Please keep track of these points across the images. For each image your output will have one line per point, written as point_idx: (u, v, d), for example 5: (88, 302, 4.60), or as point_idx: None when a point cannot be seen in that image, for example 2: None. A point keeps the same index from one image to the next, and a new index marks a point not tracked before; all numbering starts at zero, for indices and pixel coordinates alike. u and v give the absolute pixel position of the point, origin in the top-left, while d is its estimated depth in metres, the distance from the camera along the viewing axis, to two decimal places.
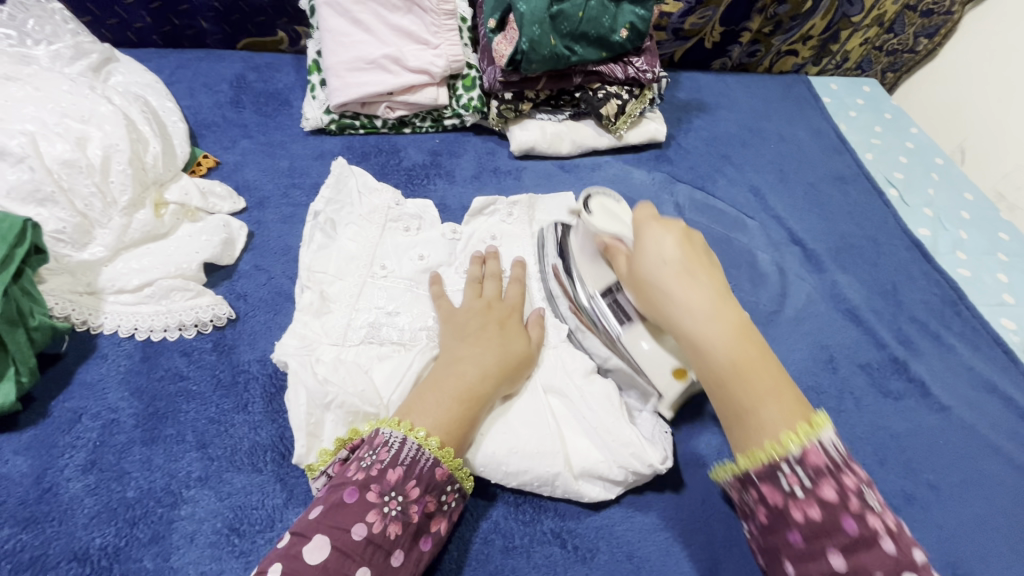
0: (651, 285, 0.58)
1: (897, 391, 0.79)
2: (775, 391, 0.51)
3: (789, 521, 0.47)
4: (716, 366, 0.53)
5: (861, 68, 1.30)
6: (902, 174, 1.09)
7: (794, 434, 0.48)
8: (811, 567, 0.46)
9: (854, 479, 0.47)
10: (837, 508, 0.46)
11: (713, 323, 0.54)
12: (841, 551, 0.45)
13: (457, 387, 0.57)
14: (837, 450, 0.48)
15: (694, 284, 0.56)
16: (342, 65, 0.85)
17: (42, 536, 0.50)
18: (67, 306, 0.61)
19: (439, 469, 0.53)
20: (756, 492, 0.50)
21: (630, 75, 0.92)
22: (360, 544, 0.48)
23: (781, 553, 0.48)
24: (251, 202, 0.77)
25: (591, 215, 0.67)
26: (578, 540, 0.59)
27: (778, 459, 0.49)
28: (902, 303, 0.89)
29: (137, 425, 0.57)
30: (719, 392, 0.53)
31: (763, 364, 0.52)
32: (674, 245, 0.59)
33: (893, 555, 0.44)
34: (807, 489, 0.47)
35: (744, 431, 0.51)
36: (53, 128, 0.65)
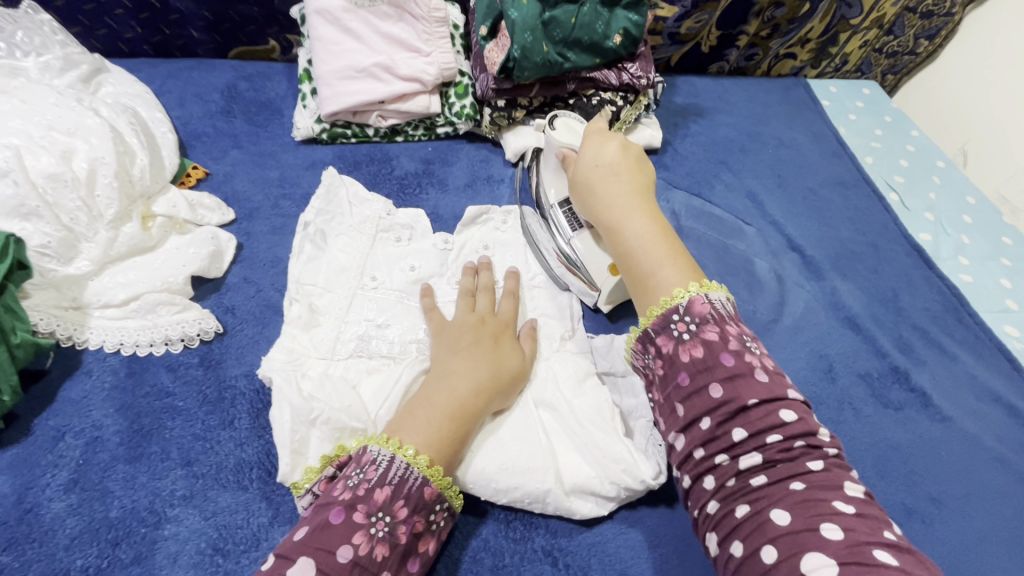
0: (584, 185, 0.68)
1: (898, 401, 0.77)
2: (673, 260, 0.58)
3: (680, 365, 0.51)
4: (628, 246, 0.61)
5: (861, 70, 1.28)
6: (902, 178, 1.07)
7: (684, 289, 0.54)
8: (695, 406, 0.49)
9: (735, 329, 0.52)
10: (717, 347, 0.51)
11: (630, 212, 0.62)
12: (722, 385, 0.49)
13: (448, 403, 0.56)
14: (723, 305, 0.53)
15: (618, 184, 0.65)
16: (333, 74, 0.84)
17: (23, 558, 0.49)
18: (52, 321, 0.60)
19: (427, 488, 0.52)
20: (653, 348, 0.54)
21: (625, 81, 0.91)
22: (346, 567, 0.47)
23: (672, 403, 0.51)
24: (241, 213, 0.76)
25: (552, 129, 0.75)
26: (570, 558, 0.58)
27: (670, 309, 0.54)
28: (903, 310, 0.88)
29: (121, 443, 0.56)
30: (629, 266, 0.61)
31: (668, 244, 0.60)
32: (609, 152, 0.68)
33: (767, 388, 0.49)
34: (693, 333, 0.52)
35: (645, 294, 0.57)
36: (39, 141, 0.64)
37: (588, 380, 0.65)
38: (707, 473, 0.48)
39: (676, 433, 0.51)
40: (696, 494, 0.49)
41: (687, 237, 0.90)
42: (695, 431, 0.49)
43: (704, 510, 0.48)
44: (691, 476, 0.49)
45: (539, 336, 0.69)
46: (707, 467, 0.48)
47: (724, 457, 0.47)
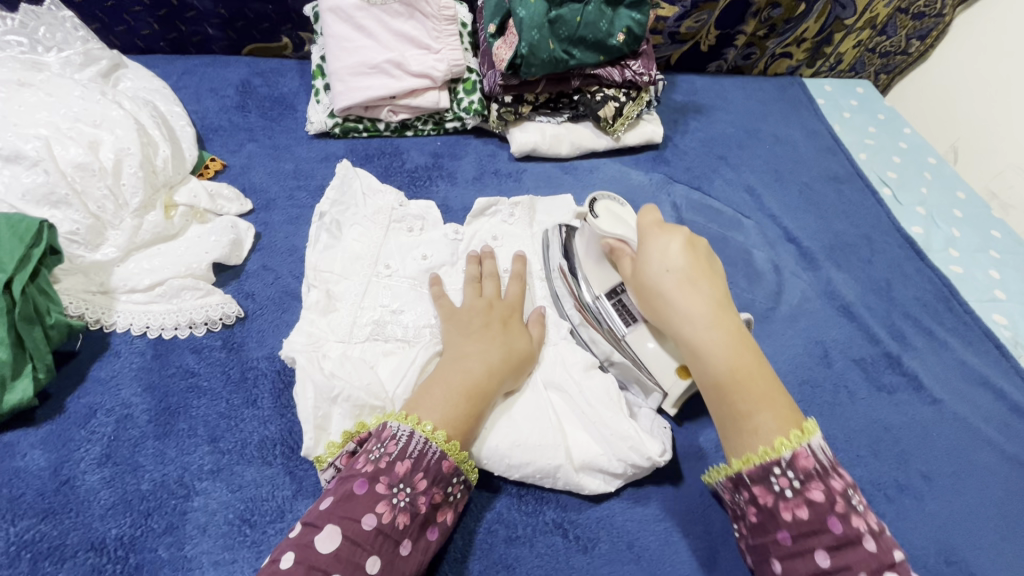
0: (654, 294, 0.62)
1: (890, 384, 0.80)
2: (770, 399, 0.54)
3: (779, 522, 0.50)
4: (713, 375, 0.56)
5: (855, 70, 1.32)
6: (895, 174, 1.11)
7: (786, 440, 0.51)
8: (796, 566, 0.49)
9: (840, 482, 0.50)
10: (824, 509, 0.49)
11: (712, 335, 0.57)
12: (827, 552, 0.48)
13: (463, 382, 0.59)
14: (823, 454, 0.51)
15: (695, 295, 0.59)
16: (346, 70, 0.87)
17: (60, 527, 0.52)
18: (81, 305, 0.62)
19: (446, 461, 0.55)
20: (747, 493, 0.53)
21: (628, 78, 0.93)
22: (370, 533, 0.49)
23: (768, 555, 0.51)
24: (258, 204, 0.79)
25: (598, 219, 0.69)
26: (579, 530, 0.61)
27: (771, 463, 0.51)
28: (896, 299, 0.91)
29: (150, 420, 0.59)
30: (716, 397, 0.56)
31: (757, 372, 0.56)
32: (678, 254, 0.62)
33: (878, 555, 0.47)
34: (797, 491, 0.50)
35: (739, 435, 0.54)
36: (66, 132, 0.67)
37: (594, 363, 0.68)
38: None
39: None
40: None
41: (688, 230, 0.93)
42: None
43: None
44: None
45: (547, 323, 0.71)
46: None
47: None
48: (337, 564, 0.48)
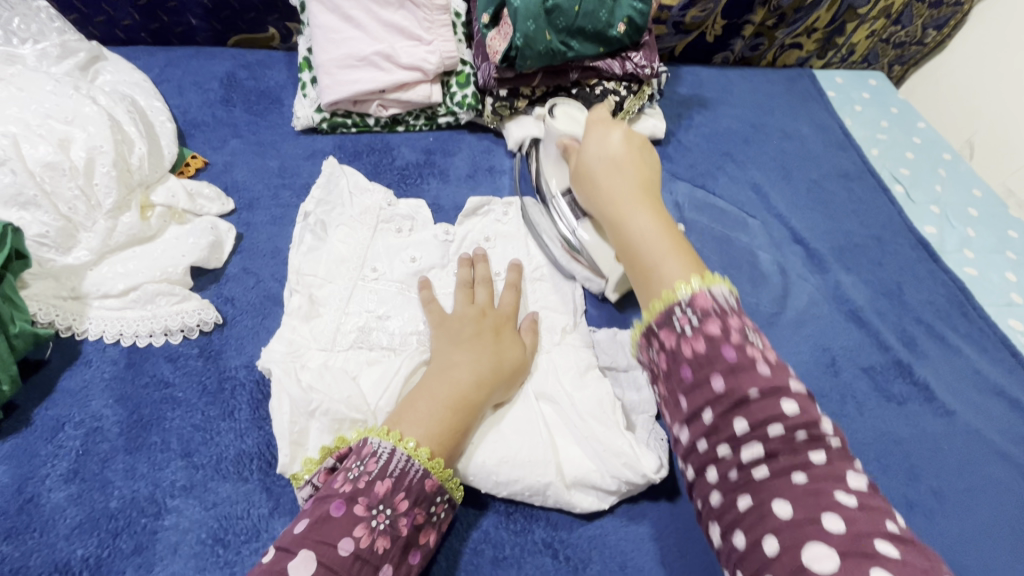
0: (588, 179, 0.65)
1: (901, 394, 0.77)
2: (676, 253, 0.53)
3: (681, 361, 0.47)
4: (630, 240, 0.57)
5: (867, 61, 1.27)
6: (908, 170, 1.06)
7: (685, 282, 0.49)
8: (697, 402, 0.46)
9: (737, 320, 0.47)
10: (719, 341, 0.46)
11: (631, 204, 0.59)
12: (723, 379, 0.45)
13: (449, 394, 0.56)
14: (725, 297, 0.48)
15: (622, 176, 0.62)
16: (333, 62, 0.83)
17: (22, 548, 0.49)
18: (51, 312, 0.60)
19: (428, 480, 0.52)
20: (655, 343, 0.49)
21: (629, 70, 0.89)
22: (347, 559, 0.47)
23: (673, 397, 0.48)
24: (240, 203, 0.76)
25: (552, 121, 0.76)
26: (570, 550, 0.58)
27: (670, 305, 0.49)
28: (907, 303, 0.87)
29: (121, 433, 0.56)
30: (633, 261, 0.56)
31: (672, 237, 0.56)
32: (613, 145, 0.66)
33: (772, 380, 0.45)
34: (695, 327, 0.47)
35: (647, 289, 0.53)
36: (36, 130, 0.64)
37: (589, 373, 0.65)
38: (711, 472, 0.45)
39: (679, 428, 0.47)
40: (700, 486, 0.46)
41: (690, 229, 0.89)
42: (698, 428, 0.46)
43: (707, 502, 0.46)
44: (695, 468, 0.47)
45: (540, 328, 0.68)
46: (710, 460, 0.45)
47: (727, 452, 0.44)
48: None
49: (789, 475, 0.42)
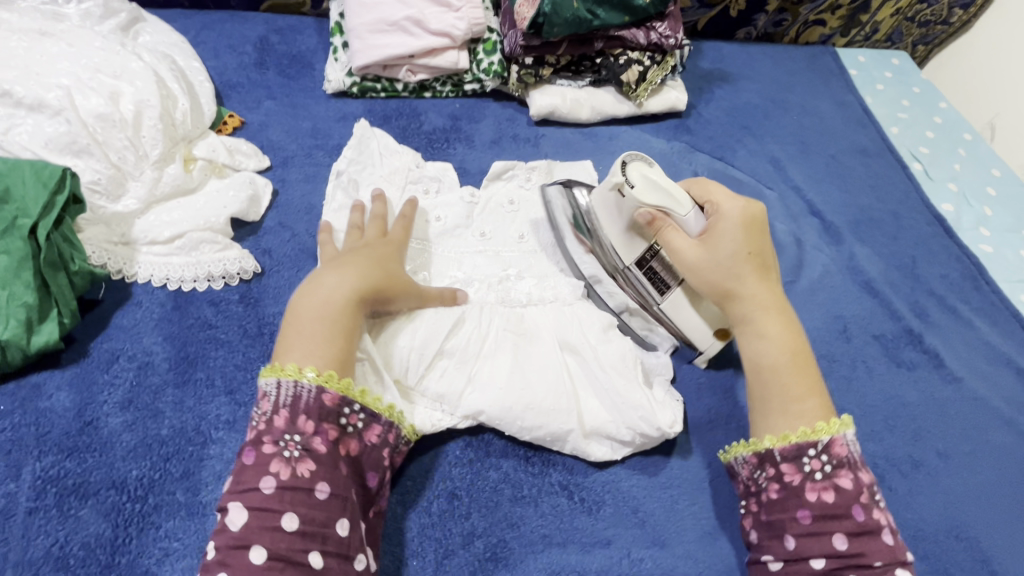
0: (723, 276, 0.63)
1: (909, 361, 0.79)
2: (815, 389, 0.59)
3: (804, 503, 0.54)
4: (771, 359, 0.60)
5: (891, 40, 1.26)
6: (927, 149, 1.07)
7: (828, 425, 0.56)
8: (811, 547, 0.53)
9: (867, 477, 0.55)
10: (849, 496, 0.54)
11: (776, 321, 0.62)
12: (846, 537, 0.52)
13: (318, 310, 0.57)
14: (857, 451, 0.56)
15: (765, 286, 0.64)
16: (364, 27, 0.85)
17: (84, 465, 0.53)
18: (104, 255, 0.63)
19: (326, 395, 0.53)
20: (773, 470, 0.57)
21: (653, 40, 0.91)
22: (273, 492, 0.49)
23: (782, 532, 0.54)
24: (276, 161, 0.79)
25: (633, 187, 0.66)
26: (584, 492, 0.61)
27: (807, 444, 0.56)
28: (920, 277, 0.89)
29: (170, 368, 0.60)
30: (765, 375, 0.60)
31: (809, 365, 0.61)
32: (748, 242, 0.65)
33: (891, 550, 0.52)
34: (826, 475, 0.55)
35: (781, 412, 0.58)
36: (87, 82, 0.67)
37: (610, 330, 0.67)
38: None
39: (776, 556, 0.54)
40: None
41: None
42: (803, 565, 0.53)
43: None
44: None
45: (559, 287, 0.70)
46: None
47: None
48: (253, 534, 0.48)
49: None
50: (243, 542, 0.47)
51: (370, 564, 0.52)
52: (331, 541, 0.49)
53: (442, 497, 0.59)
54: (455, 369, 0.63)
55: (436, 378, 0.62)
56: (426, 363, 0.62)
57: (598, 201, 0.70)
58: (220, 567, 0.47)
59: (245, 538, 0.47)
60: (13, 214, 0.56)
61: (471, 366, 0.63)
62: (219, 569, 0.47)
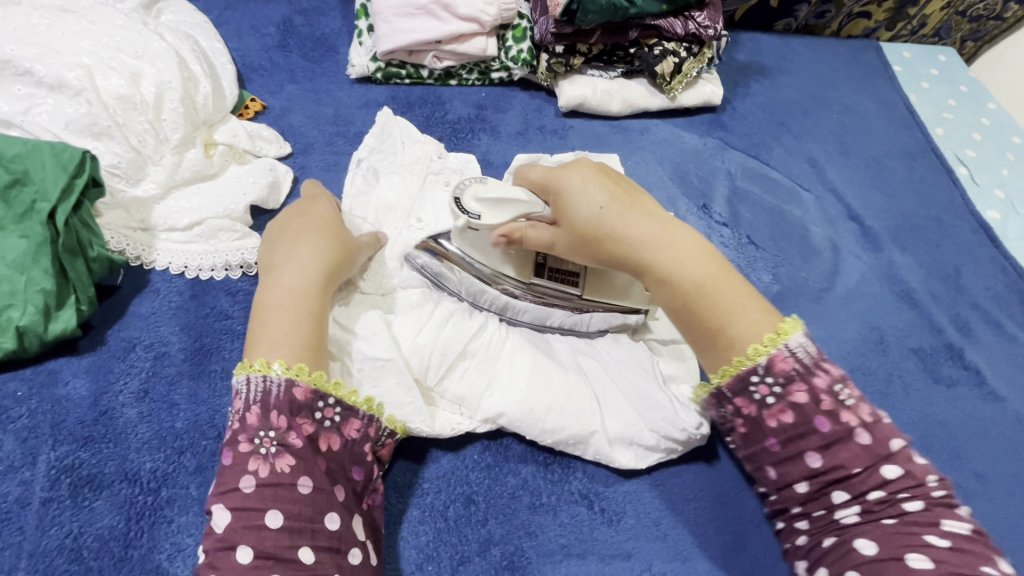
0: (595, 238, 0.56)
1: (950, 377, 0.75)
2: (740, 305, 0.53)
3: (767, 432, 0.51)
4: (679, 297, 0.54)
5: (938, 35, 1.20)
6: (974, 152, 1.02)
7: (761, 345, 0.51)
8: (789, 473, 0.50)
9: (824, 379, 0.50)
10: (808, 409, 0.49)
11: (671, 252, 0.55)
12: (819, 453, 0.49)
13: (283, 299, 0.55)
14: (805, 351, 0.50)
15: (643, 221, 0.56)
16: (391, 10, 0.83)
17: (99, 455, 0.53)
18: (123, 241, 0.62)
19: (296, 389, 0.52)
20: (729, 406, 0.52)
21: (691, 31, 0.87)
22: (254, 492, 0.48)
23: (760, 464, 0.52)
24: (297, 147, 0.77)
25: (479, 218, 0.57)
26: (605, 502, 0.59)
27: (748, 371, 0.51)
28: (963, 288, 0.84)
29: (186, 359, 0.59)
30: (689, 315, 0.54)
31: (721, 279, 0.55)
32: (598, 191, 0.58)
33: (871, 448, 0.48)
34: (779, 395, 0.50)
35: (716, 350, 0.53)
36: (108, 62, 0.65)
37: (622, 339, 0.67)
38: (800, 526, 0.50)
39: (766, 488, 0.52)
40: (788, 535, 0.52)
41: (741, 199, 0.87)
42: (790, 494, 0.50)
43: (793, 544, 0.51)
44: (783, 522, 0.52)
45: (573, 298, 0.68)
46: (800, 517, 0.50)
47: (822, 513, 0.49)
48: (235, 535, 0.46)
49: (881, 522, 0.47)
50: (229, 543, 0.46)
51: (370, 557, 0.51)
52: (320, 536, 0.48)
53: (459, 502, 0.57)
54: (476, 371, 0.61)
55: (458, 380, 0.61)
56: (447, 364, 0.60)
57: (462, 243, 0.62)
58: (210, 569, 0.46)
59: (226, 539, 0.46)
60: (32, 198, 0.56)
61: (493, 368, 0.61)
62: (209, 572, 0.46)
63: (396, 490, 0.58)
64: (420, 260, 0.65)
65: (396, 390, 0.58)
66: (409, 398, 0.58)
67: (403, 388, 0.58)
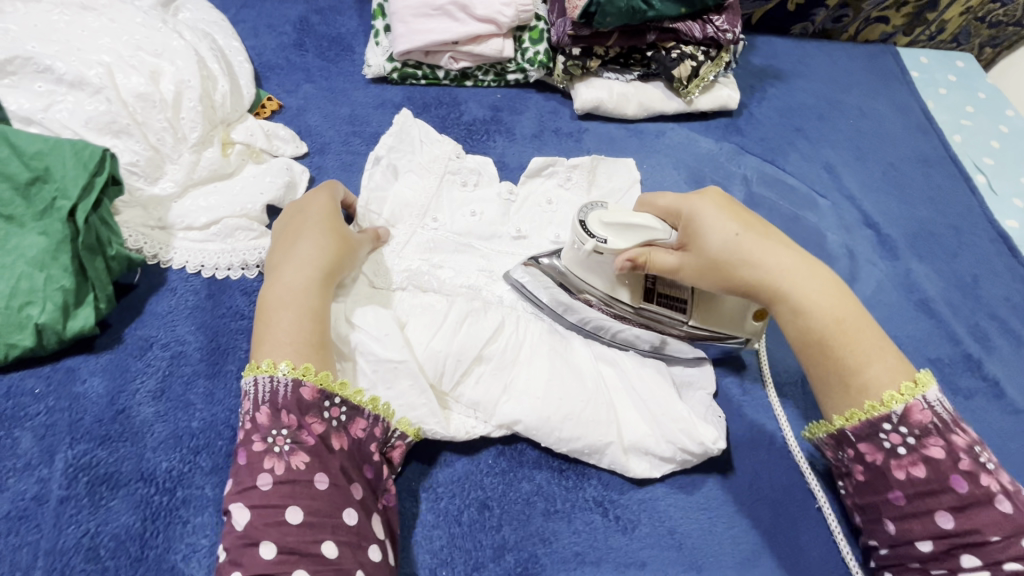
0: (726, 266, 0.57)
1: (968, 389, 0.74)
2: (877, 350, 0.53)
3: (894, 482, 0.51)
4: (814, 334, 0.55)
5: (957, 41, 1.18)
6: (992, 160, 1.00)
7: (897, 393, 0.51)
8: (913, 528, 0.50)
9: (964, 439, 0.50)
10: (944, 465, 0.49)
11: (807, 289, 0.55)
12: (951, 513, 0.48)
13: (290, 300, 0.55)
14: (942, 405, 0.51)
15: (778, 255, 0.57)
16: (408, 10, 0.82)
17: (116, 454, 0.53)
18: (141, 239, 0.62)
19: (303, 388, 0.52)
20: (852, 452, 0.54)
21: (709, 34, 0.86)
22: (271, 489, 0.48)
23: (881, 515, 0.52)
24: (313, 147, 0.77)
25: (606, 241, 0.58)
26: (620, 510, 0.59)
27: (880, 418, 0.52)
28: (981, 298, 0.83)
29: (202, 358, 0.59)
30: (819, 353, 0.55)
31: (859, 321, 0.55)
32: (734, 219, 0.58)
33: (1012, 518, 0.47)
34: (911, 447, 0.50)
35: (847, 389, 0.54)
36: (128, 60, 0.66)
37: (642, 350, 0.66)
38: None
39: (883, 540, 0.52)
40: None
41: (757, 205, 0.86)
42: (910, 550, 0.50)
43: None
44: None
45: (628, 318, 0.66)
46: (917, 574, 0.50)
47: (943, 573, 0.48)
48: (258, 531, 0.46)
49: None
50: (251, 540, 0.46)
51: (387, 556, 0.51)
52: (341, 531, 0.48)
53: (473, 507, 0.57)
54: (491, 376, 0.61)
55: (473, 385, 0.60)
56: (462, 369, 0.60)
57: (572, 262, 0.63)
58: (233, 566, 0.45)
59: (250, 535, 0.46)
60: (52, 195, 0.56)
61: (509, 373, 0.61)
62: (233, 569, 0.45)
63: (411, 494, 0.57)
64: (520, 278, 0.67)
65: (409, 392, 0.58)
66: (423, 401, 0.58)
67: (416, 390, 0.58)
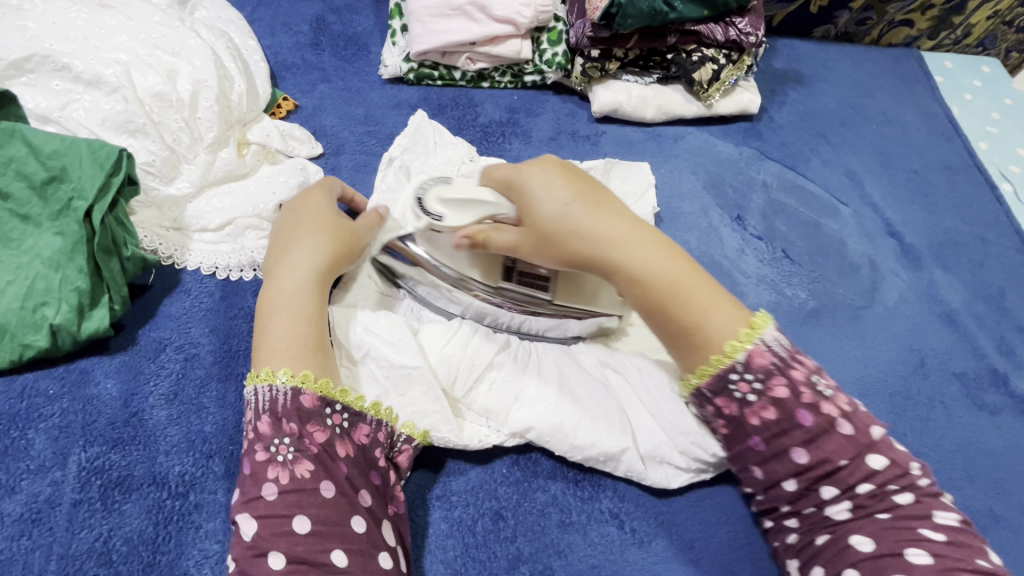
0: (560, 237, 0.54)
1: (993, 405, 0.73)
2: (713, 300, 0.53)
3: (751, 430, 0.52)
4: (655, 295, 0.53)
5: (983, 46, 1.15)
6: (1018, 168, 0.98)
7: (738, 342, 0.52)
8: (775, 471, 0.51)
9: (802, 370, 0.51)
10: (790, 403, 0.50)
11: (640, 250, 0.54)
12: (804, 449, 0.50)
13: (288, 305, 0.54)
14: (780, 343, 0.52)
15: (610, 219, 0.55)
16: (426, 10, 0.81)
17: (129, 458, 0.52)
18: (155, 240, 0.62)
19: (303, 396, 0.51)
20: (712, 407, 0.53)
21: (732, 37, 0.85)
22: (275, 500, 0.47)
23: (747, 463, 0.53)
24: (328, 148, 0.76)
25: (442, 219, 0.55)
26: (635, 523, 0.58)
27: (726, 369, 0.52)
28: (1008, 311, 0.81)
29: (215, 362, 0.58)
30: (662, 314, 0.54)
31: (692, 275, 0.54)
32: (564, 187, 0.55)
33: (854, 439, 0.50)
34: (759, 391, 0.51)
35: (693, 347, 0.53)
36: (145, 59, 0.65)
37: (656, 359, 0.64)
38: (790, 523, 0.52)
39: (754, 488, 0.54)
40: (778, 532, 0.53)
41: (777, 211, 0.85)
42: (778, 493, 0.52)
43: (784, 542, 0.53)
44: (773, 519, 0.54)
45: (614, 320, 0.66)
46: (790, 515, 0.52)
47: (811, 509, 0.51)
48: (268, 540, 0.46)
49: (873, 518, 0.48)
50: (259, 551, 0.46)
51: (399, 562, 0.50)
52: (350, 539, 0.47)
53: (487, 517, 0.56)
54: (504, 382, 0.59)
55: (485, 391, 0.59)
56: (475, 374, 0.59)
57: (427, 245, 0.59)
58: None
59: (259, 546, 0.45)
60: (69, 195, 0.56)
61: (520, 380, 0.60)
62: None
63: (423, 502, 0.57)
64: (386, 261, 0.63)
65: (422, 399, 0.57)
66: (436, 408, 0.57)
67: (429, 398, 0.57)
